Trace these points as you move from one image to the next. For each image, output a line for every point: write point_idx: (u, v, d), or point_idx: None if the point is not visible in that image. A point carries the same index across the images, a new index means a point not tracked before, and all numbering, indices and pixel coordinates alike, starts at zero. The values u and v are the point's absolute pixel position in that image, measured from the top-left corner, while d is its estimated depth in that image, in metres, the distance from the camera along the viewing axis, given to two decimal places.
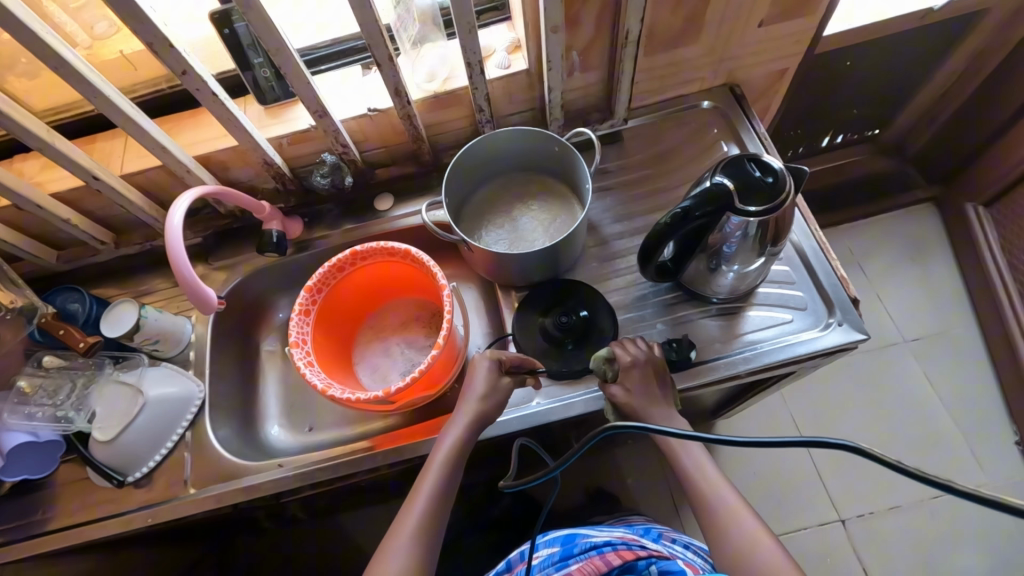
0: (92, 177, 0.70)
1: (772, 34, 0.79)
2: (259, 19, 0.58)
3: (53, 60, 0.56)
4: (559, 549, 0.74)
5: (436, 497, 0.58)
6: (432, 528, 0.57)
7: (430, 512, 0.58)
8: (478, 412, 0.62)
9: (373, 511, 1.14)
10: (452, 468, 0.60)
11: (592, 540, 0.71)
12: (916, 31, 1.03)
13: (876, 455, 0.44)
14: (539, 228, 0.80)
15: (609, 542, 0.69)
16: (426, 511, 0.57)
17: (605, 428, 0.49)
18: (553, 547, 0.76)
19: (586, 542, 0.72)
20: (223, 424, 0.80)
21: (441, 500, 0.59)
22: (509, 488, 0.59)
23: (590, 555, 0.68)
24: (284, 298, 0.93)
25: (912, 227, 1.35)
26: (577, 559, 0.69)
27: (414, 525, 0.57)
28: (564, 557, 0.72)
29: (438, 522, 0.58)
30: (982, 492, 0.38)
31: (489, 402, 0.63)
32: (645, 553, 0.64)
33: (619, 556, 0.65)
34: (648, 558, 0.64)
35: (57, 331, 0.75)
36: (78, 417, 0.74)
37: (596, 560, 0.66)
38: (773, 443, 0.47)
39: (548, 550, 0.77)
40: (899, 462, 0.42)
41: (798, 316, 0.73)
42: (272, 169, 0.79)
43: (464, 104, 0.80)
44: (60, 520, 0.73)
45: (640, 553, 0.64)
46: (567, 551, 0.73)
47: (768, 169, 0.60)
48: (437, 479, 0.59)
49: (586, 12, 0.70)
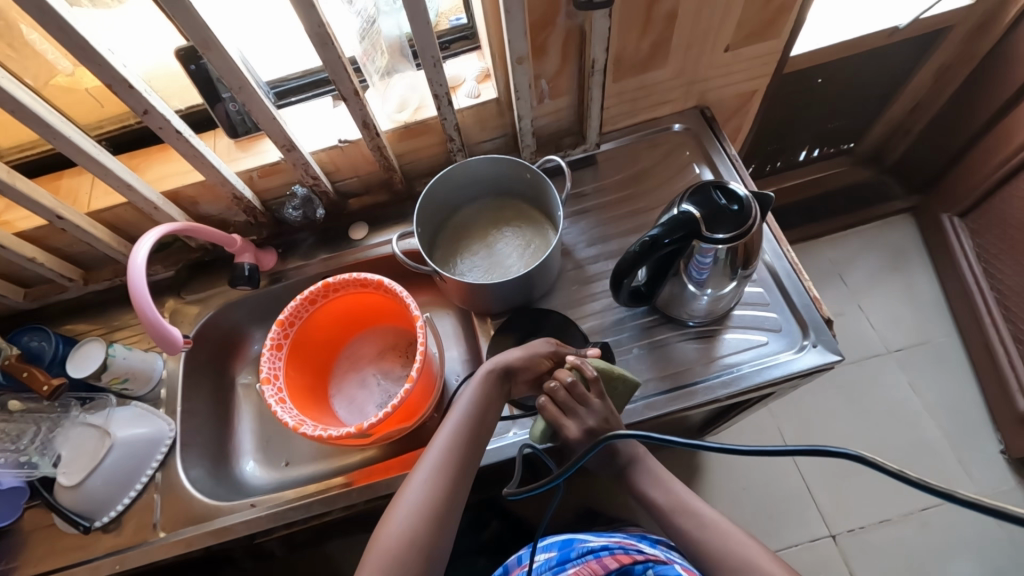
0: (56, 216, 0.69)
1: (737, 57, 0.80)
2: (219, 58, 0.57)
3: (10, 103, 0.56)
4: (556, 553, 0.73)
5: (455, 443, 0.56)
6: (450, 474, 0.54)
7: (448, 454, 0.55)
8: (515, 364, 0.62)
9: (360, 539, 1.12)
10: (481, 411, 0.58)
11: (590, 544, 0.70)
12: (882, 49, 1.04)
13: (875, 463, 0.46)
14: (513, 254, 0.79)
15: (606, 547, 0.68)
16: (445, 452, 0.55)
17: (606, 437, 0.53)
18: (549, 552, 0.74)
19: (583, 546, 0.71)
20: (195, 462, 0.78)
21: (463, 447, 0.56)
22: (512, 495, 0.59)
23: (587, 560, 0.67)
24: (259, 330, 0.92)
25: (890, 238, 1.36)
26: (574, 563, 0.68)
27: (431, 465, 0.54)
28: (560, 561, 0.70)
29: (459, 470, 0.55)
30: (986, 501, 0.40)
31: (523, 352, 0.63)
32: (642, 558, 0.64)
33: (615, 560, 0.65)
34: (645, 562, 0.63)
35: (20, 373, 0.73)
36: (43, 461, 0.72)
37: (593, 564, 0.65)
38: (776, 451, 0.50)
39: (545, 554, 0.74)
40: (903, 471, 0.44)
41: (774, 338, 0.73)
42: (242, 202, 0.78)
43: (436, 133, 0.81)
44: (25, 570, 0.70)
45: (637, 558, 0.64)
46: (564, 555, 0.71)
47: (734, 197, 0.60)
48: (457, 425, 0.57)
49: (553, 41, 0.71)
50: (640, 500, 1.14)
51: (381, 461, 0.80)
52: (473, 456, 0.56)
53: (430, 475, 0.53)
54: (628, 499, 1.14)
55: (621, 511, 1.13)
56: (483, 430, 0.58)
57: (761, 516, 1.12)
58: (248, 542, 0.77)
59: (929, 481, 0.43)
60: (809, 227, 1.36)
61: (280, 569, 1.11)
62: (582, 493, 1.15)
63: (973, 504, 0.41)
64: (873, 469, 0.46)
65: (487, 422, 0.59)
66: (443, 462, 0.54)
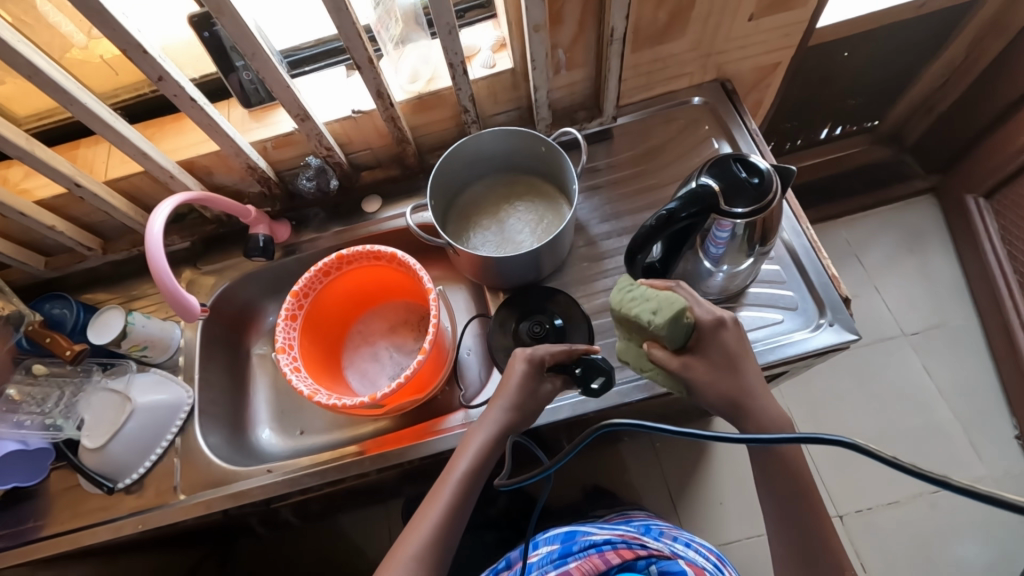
0: (74, 184, 0.70)
1: (761, 28, 0.77)
2: (233, 23, 0.57)
3: (27, 69, 0.56)
4: (559, 546, 0.74)
5: (444, 523, 0.57)
6: (437, 552, 0.55)
7: (436, 535, 0.56)
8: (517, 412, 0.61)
9: (371, 509, 1.14)
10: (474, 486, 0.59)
11: (592, 538, 0.71)
12: (912, 21, 1.01)
13: (873, 451, 0.41)
14: (527, 229, 0.79)
15: (608, 540, 0.69)
16: (433, 532, 0.56)
17: (603, 424, 0.45)
18: (552, 545, 0.76)
19: (585, 539, 0.72)
20: (213, 429, 0.80)
21: (450, 528, 0.57)
22: (504, 487, 0.53)
23: (589, 554, 0.68)
24: (273, 302, 0.93)
25: (912, 219, 1.32)
26: (576, 557, 0.69)
27: (418, 547, 0.55)
28: (563, 554, 0.71)
29: (441, 551, 0.56)
30: (978, 489, 0.37)
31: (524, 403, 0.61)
32: (645, 553, 0.66)
33: (617, 555, 0.66)
34: (648, 558, 0.65)
35: (43, 339, 0.75)
36: (67, 424, 0.75)
37: (594, 558, 0.67)
38: (774, 440, 0.44)
39: (548, 548, 0.76)
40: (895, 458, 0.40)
41: (788, 317, 0.72)
42: (256, 172, 0.78)
43: (449, 105, 0.80)
44: (52, 528, 0.73)
45: (640, 553, 0.66)
46: (567, 548, 0.72)
47: (754, 170, 0.59)
48: (451, 501, 0.57)
49: (570, 9, 0.69)
50: (646, 478, 1.15)
51: (393, 431, 0.82)
52: (457, 530, 0.58)
53: (416, 558, 0.54)
54: (635, 475, 1.15)
55: (628, 486, 1.14)
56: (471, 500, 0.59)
57: None
58: (263, 508, 0.79)
59: (932, 471, 0.39)
60: (827, 207, 1.34)
61: (293, 537, 1.14)
62: (590, 469, 1.15)
63: (966, 491, 0.37)
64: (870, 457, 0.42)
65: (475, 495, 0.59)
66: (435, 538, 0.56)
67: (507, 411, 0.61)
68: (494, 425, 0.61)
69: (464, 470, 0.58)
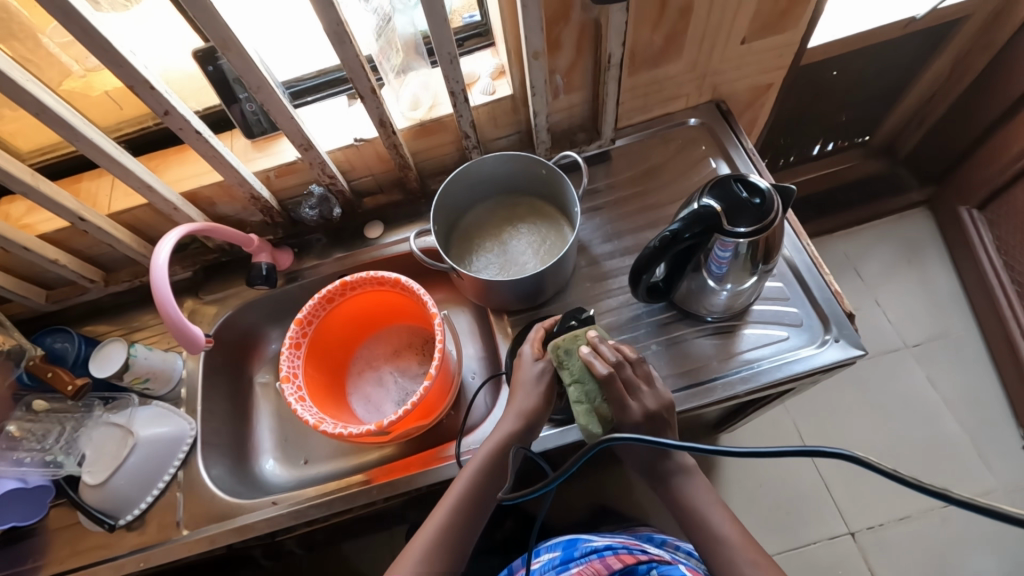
0: (78, 218, 0.70)
1: (754, 49, 0.79)
2: (237, 55, 0.57)
3: (34, 107, 0.56)
4: (559, 553, 0.72)
5: (452, 524, 0.56)
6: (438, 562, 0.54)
7: (440, 539, 0.55)
8: (528, 417, 0.61)
9: (375, 536, 1.12)
10: (487, 485, 0.59)
11: (593, 544, 0.69)
12: (895, 41, 1.03)
13: (875, 465, 0.43)
14: (528, 252, 0.79)
15: (609, 546, 0.68)
16: (438, 534, 0.56)
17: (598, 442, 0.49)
18: (555, 552, 0.74)
19: (586, 546, 0.70)
20: (216, 461, 0.79)
21: (453, 541, 0.56)
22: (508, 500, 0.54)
23: (590, 559, 0.66)
24: (276, 329, 0.93)
25: (907, 230, 1.34)
26: (577, 562, 0.67)
27: (422, 550, 0.55)
28: (565, 560, 0.70)
29: (451, 555, 0.55)
30: (981, 501, 0.38)
31: (533, 403, 0.62)
32: (646, 557, 0.63)
33: (619, 560, 0.64)
34: (650, 563, 0.63)
35: (44, 374, 0.74)
36: (68, 461, 0.73)
37: (595, 563, 0.64)
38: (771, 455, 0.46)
39: (549, 554, 0.75)
40: (896, 470, 0.42)
41: (794, 333, 0.72)
42: (259, 202, 0.79)
43: (450, 130, 0.81)
44: (50, 568, 0.72)
45: (641, 558, 0.63)
46: (568, 554, 0.70)
47: (754, 190, 0.60)
48: (456, 505, 0.57)
49: (567, 36, 0.70)
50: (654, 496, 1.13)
51: (400, 458, 0.81)
52: (464, 541, 0.57)
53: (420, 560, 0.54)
54: (641, 494, 1.13)
55: (636, 506, 1.12)
56: (486, 506, 0.59)
57: (779, 511, 1.11)
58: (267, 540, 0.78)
59: (931, 484, 0.40)
60: (824, 220, 1.35)
61: (296, 566, 1.11)
62: (597, 488, 1.14)
63: (968, 505, 0.38)
64: (872, 470, 0.43)
65: (486, 506, 0.59)
66: (442, 537, 0.55)
67: (518, 416, 0.61)
68: (512, 428, 0.61)
69: (468, 478, 0.59)
